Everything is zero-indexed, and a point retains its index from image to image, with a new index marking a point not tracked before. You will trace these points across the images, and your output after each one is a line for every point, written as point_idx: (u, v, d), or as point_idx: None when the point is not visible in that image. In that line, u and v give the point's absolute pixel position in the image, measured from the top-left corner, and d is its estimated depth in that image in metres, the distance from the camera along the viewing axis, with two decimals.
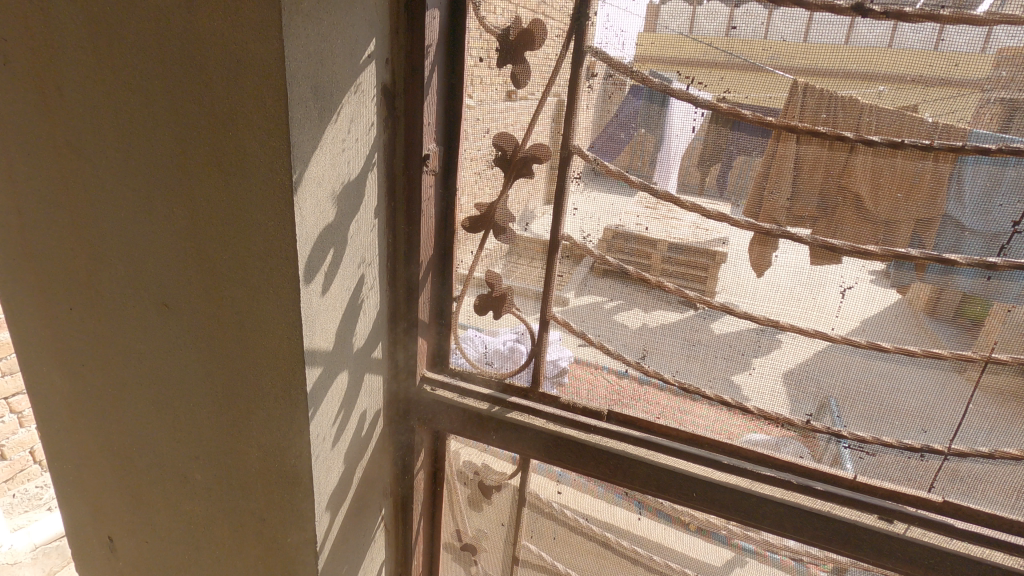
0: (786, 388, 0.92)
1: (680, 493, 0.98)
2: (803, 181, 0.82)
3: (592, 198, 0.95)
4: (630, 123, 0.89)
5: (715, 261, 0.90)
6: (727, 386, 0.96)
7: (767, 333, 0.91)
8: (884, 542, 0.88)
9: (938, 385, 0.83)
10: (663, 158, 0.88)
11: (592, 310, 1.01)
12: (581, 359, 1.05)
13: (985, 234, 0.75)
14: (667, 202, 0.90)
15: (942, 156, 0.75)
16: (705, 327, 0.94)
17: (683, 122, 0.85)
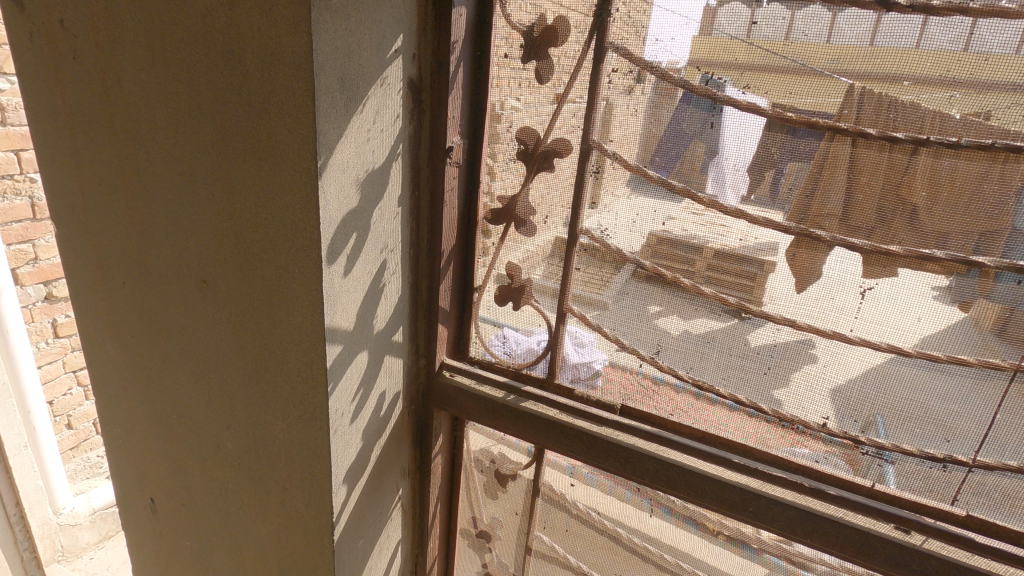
0: (833, 404, 0.90)
1: (688, 491, 0.97)
2: (820, 181, 0.82)
3: (636, 205, 0.95)
4: (682, 131, 0.88)
5: (764, 270, 0.89)
6: (741, 385, 0.96)
7: (804, 343, 0.90)
8: (900, 554, 0.84)
9: (965, 393, 0.81)
10: (718, 166, 0.87)
11: (634, 314, 1.01)
12: (616, 363, 1.06)
13: (1015, 235, 0.73)
14: (714, 209, 0.89)
15: (970, 153, 0.73)
16: (734, 332, 0.94)
17: (746, 128, 0.84)
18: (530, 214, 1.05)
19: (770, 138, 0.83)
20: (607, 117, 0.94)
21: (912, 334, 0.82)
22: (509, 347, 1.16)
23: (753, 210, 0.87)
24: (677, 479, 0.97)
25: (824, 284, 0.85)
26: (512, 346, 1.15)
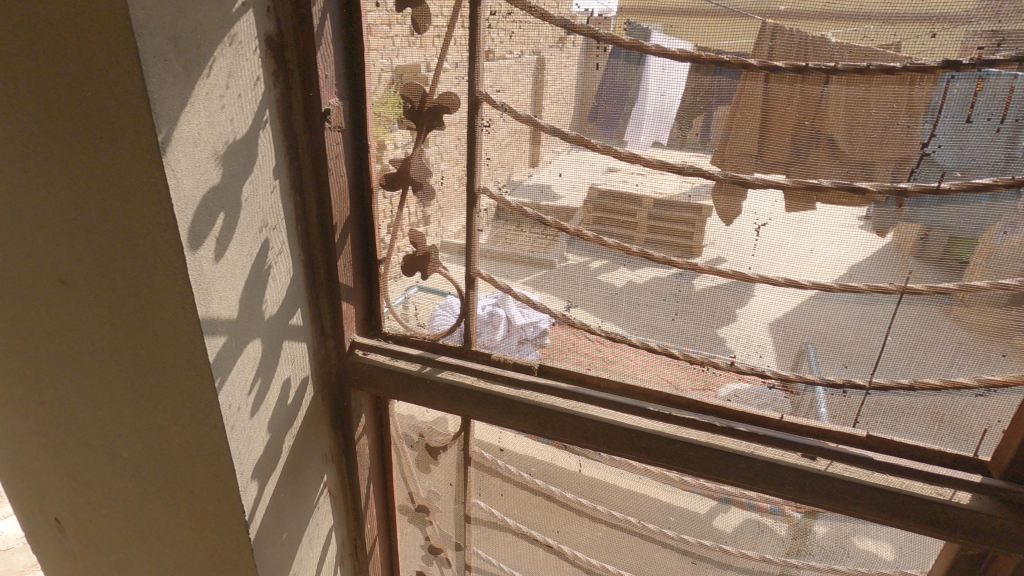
0: (773, 339, 0.89)
1: (607, 444, 0.96)
2: (711, 117, 0.80)
3: (577, 159, 0.89)
4: (611, 85, 0.84)
5: (702, 215, 0.87)
6: (654, 331, 0.96)
7: (739, 287, 0.88)
8: (807, 480, 0.87)
9: (857, 318, 0.84)
10: (642, 116, 0.83)
11: (580, 270, 0.96)
12: (561, 319, 1.02)
13: (895, 158, 0.74)
14: (637, 164, 0.86)
15: (848, 78, 0.73)
16: (678, 284, 0.91)
17: (670, 78, 0.81)
18: (426, 175, 1.00)
19: (656, 75, 0.81)
20: (496, 64, 0.90)
21: (808, 263, 0.83)
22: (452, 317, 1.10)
23: (690, 157, 0.83)
24: (596, 433, 0.96)
25: (716, 220, 0.86)
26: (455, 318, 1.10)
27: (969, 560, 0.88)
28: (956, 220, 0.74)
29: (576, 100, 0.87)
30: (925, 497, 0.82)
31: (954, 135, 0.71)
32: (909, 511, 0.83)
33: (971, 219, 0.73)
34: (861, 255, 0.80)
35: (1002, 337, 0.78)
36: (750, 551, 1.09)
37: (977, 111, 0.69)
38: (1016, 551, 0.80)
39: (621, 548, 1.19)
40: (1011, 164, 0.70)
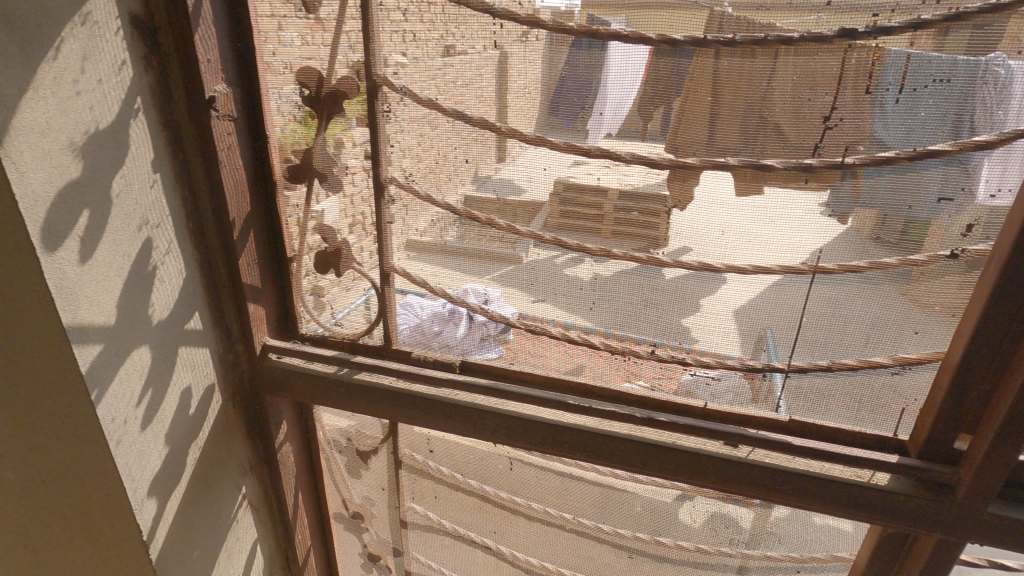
0: (738, 328, 0.85)
1: (529, 441, 0.93)
2: (612, 92, 0.79)
3: (534, 157, 0.85)
4: (573, 77, 0.80)
5: (666, 207, 0.83)
6: (600, 320, 0.93)
7: (708, 277, 0.84)
8: (729, 469, 0.84)
9: (775, 302, 0.82)
10: (602, 109, 0.80)
11: (546, 266, 0.91)
12: (528, 315, 0.96)
13: (798, 134, 0.73)
14: (572, 155, 0.84)
15: (747, 51, 0.72)
16: (646, 276, 0.87)
17: (629, 68, 0.77)
18: (331, 167, 0.94)
19: (560, 57, 0.80)
20: (398, 40, 0.85)
21: (722, 245, 0.81)
22: (413, 317, 1.03)
23: (647, 152, 0.80)
24: (517, 431, 0.92)
25: (624, 201, 0.84)
26: (416, 318, 1.03)
27: (892, 541, 0.87)
28: (915, 203, 0.72)
29: (481, 81, 0.84)
30: (845, 480, 0.81)
31: (855, 107, 0.70)
32: (833, 496, 0.81)
33: (876, 195, 0.73)
34: (785, 237, 0.79)
35: (914, 314, 0.77)
36: (685, 542, 1.06)
37: (876, 82, 0.68)
38: (934, 530, 0.79)
39: (559, 546, 1.16)
40: (912, 136, 0.69)
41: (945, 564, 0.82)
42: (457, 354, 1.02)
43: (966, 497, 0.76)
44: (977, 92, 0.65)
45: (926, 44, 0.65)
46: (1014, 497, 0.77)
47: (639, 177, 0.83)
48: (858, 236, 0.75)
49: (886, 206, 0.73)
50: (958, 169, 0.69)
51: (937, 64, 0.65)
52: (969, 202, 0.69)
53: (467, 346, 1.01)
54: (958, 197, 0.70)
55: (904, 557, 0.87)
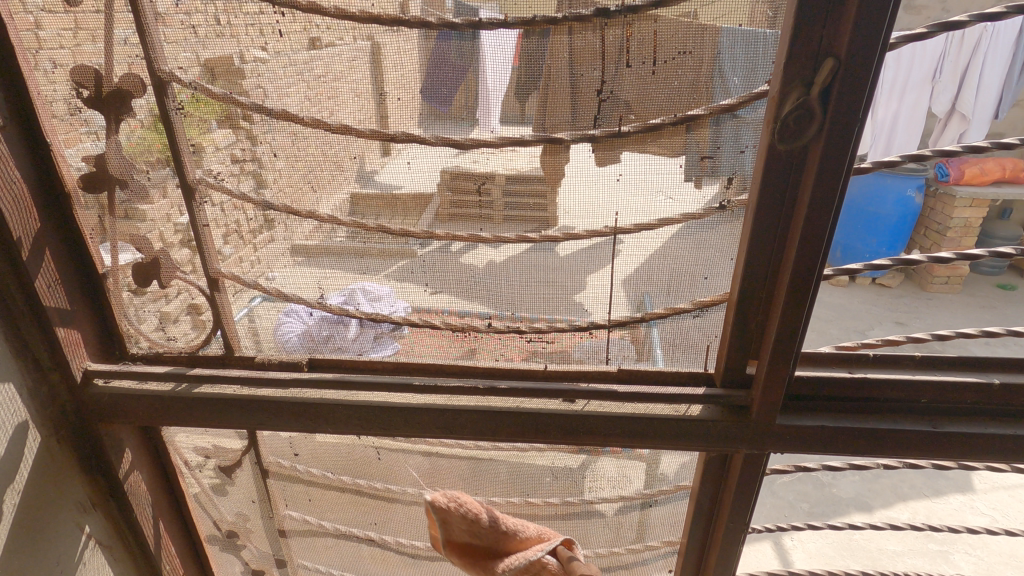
0: (627, 295, 0.90)
1: (383, 428, 0.95)
2: (406, 77, 0.81)
3: (423, 155, 0.85)
4: (448, 65, 0.80)
5: (554, 187, 0.86)
6: (492, 301, 0.94)
7: (606, 245, 0.88)
8: (568, 422, 0.91)
9: (584, 264, 0.90)
10: (484, 94, 0.80)
11: (442, 255, 0.92)
12: (423, 308, 0.96)
13: (581, 107, 0.79)
14: (379, 140, 0.85)
15: (519, 31, 0.77)
16: (541, 256, 0.91)
17: (503, 52, 0.78)
18: (129, 171, 0.88)
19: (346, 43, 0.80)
20: (163, 33, 0.79)
21: (532, 218, 0.89)
22: (299, 323, 1.00)
23: (513, 131, 0.83)
24: (371, 418, 0.94)
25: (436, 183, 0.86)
26: (302, 324, 0.99)
27: (716, 463, 0.99)
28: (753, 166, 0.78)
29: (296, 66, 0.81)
30: (665, 415, 0.90)
31: (621, 80, 0.77)
32: (657, 432, 0.90)
33: (699, 155, 0.79)
34: (658, 205, 0.84)
35: (706, 261, 0.86)
36: (551, 498, 1.13)
37: (633, 55, 0.75)
38: (740, 446, 0.91)
39: None
40: (673, 103, 0.77)
41: (756, 474, 0.95)
42: (353, 354, 1.01)
43: (758, 413, 0.88)
44: (715, 62, 0.74)
45: (665, 19, 0.72)
46: (795, 407, 0.91)
47: (438, 159, 0.85)
48: (644, 194, 0.83)
49: (734, 170, 0.80)
50: (713, 130, 0.78)
51: (679, 38, 0.73)
52: (726, 161, 0.79)
53: (362, 344, 1.01)
54: (716, 155, 0.79)
55: (728, 476, 0.98)
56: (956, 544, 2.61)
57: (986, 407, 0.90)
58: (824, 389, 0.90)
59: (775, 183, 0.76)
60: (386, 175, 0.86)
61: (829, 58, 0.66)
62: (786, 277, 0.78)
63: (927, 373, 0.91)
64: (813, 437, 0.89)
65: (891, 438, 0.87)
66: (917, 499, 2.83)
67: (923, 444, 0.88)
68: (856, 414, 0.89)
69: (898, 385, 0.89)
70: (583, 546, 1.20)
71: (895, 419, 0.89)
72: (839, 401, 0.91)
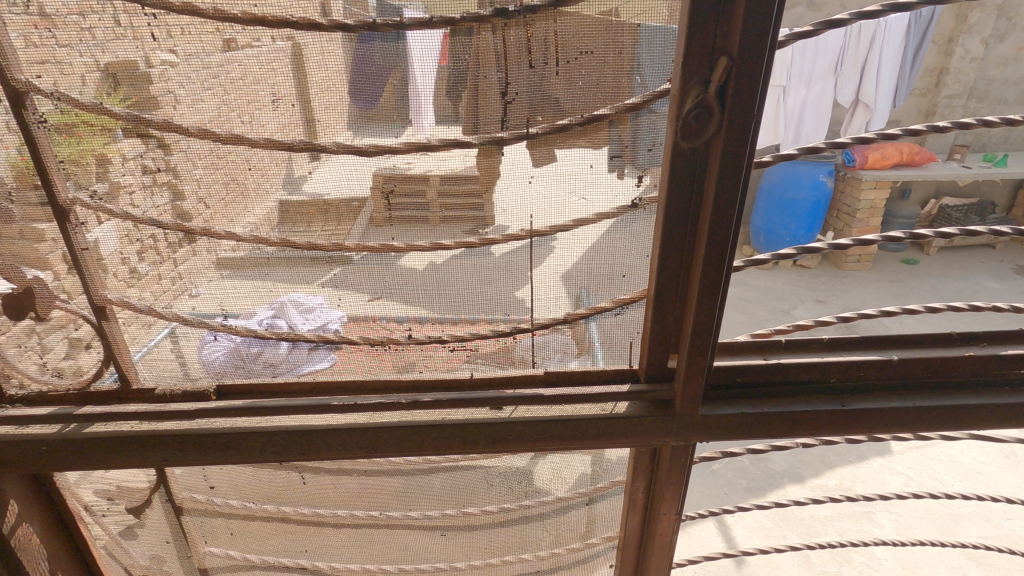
0: (567, 289, 0.89)
1: (302, 453, 0.89)
2: (300, 83, 0.74)
3: (341, 164, 0.81)
4: (373, 69, 0.75)
5: (490, 185, 0.82)
6: (432, 305, 0.90)
7: (541, 242, 0.86)
8: (495, 430, 0.89)
9: (502, 268, 0.87)
10: (414, 94, 0.75)
11: (376, 261, 0.88)
12: (357, 316, 0.91)
13: (487, 110, 0.77)
14: (277, 151, 0.80)
15: (416, 32, 0.73)
16: (479, 257, 0.88)
17: (431, 52, 0.74)
18: None
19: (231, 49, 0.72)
20: (36, 36, 0.69)
21: (446, 223, 0.86)
22: (226, 344, 0.92)
23: (444, 133, 0.79)
24: (286, 445, 0.88)
25: (341, 194, 0.82)
26: (230, 343, 0.92)
27: (645, 457, 1.00)
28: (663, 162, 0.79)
29: (212, 70, 0.73)
30: (592, 416, 0.89)
31: (525, 81, 0.75)
32: (587, 434, 0.89)
33: (621, 147, 0.79)
34: (581, 200, 0.83)
35: (624, 259, 0.86)
36: (488, 507, 1.11)
37: (536, 55, 0.73)
38: (666, 440, 0.92)
39: (375, 544, 1.16)
40: (580, 104, 0.77)
41: (683, 464, 0.97)
42: (290, 372, 0.95)
43: (681, 406, 0.89)
44: (618, 61, 0.73)
45: (564, 20, 0.71)
46: (716, 397, 0.93)
47: (367, 166, 0.81)
48: (557, 195, 0.83)
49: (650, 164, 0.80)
50: (619, 129, 0.78)
51: (581, 38, 0.72)
52: (636, 158, 0.79)
53: (298, 359, 0.95)
54: (624, 154, 0.79)
55: (657, 470, 1.00)
56: (878, 505, 2.80)
57: (886, 382, 0.95)
58: (742, 377, 0.93)
59: (682, 181, 0.77)
60: (311, 184, 0.81)
61: (722, 56, 0.67)
62: (698, 270, 0.80)
63: (833, 354, 0.96)
64: (734, 425, 0.91)
65: (805, 419, 0.91)
66: (843, 466, 3.02)
67: (835, 423, 0.91)
68: (772, 399, 0.92)
69: (808, 368, 0.93)
70: (525, 551, 1.18)
71: (808, 401, 0.92)
72: (756, 386, 0.94)
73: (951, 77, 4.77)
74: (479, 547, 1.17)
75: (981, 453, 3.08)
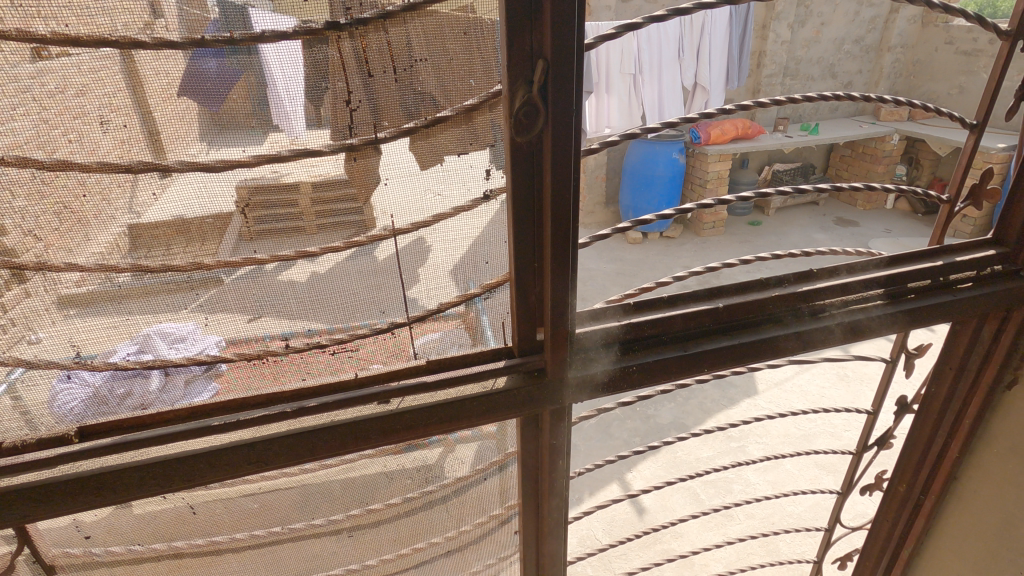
0: (452, 279, 0.95)
1: (188, 480, 0.89)
2: (110, 100, 0.70)
3: (191, 186, 0.78)
4: (226, 83, 0.73)
5: (374, 186, 0.85)
6: (321, 313, 0.91)
7: (420, 240, 0.91)
8: (383, 424, 0.94)
9: (367, 271, 0.90)
10: (277, 103, 0.75)
11: (256, 277, 0.86)
12: (236, 338, 0.88)
13: (332, 119, 0.79)
14: (103, 173, 0.75)
15: (248, 46, 0.72)
16: (366, 261, 0.90)
17: (289, 62, 0.74)
18: None
19: (7, 59, 0.66)
20: None
21: (306, 233, 0.85)
22: (83, 388, 0.85)
23: (322, 139, 0.80)
24: (169, 475, 0.87)
25: (181, 214, 0.78)
26: (89, 388, 0.85)
27: (530, 425, 1.10)
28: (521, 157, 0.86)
29: (21, 83, 0.68)
30: (472, 396, 0.97)
31: (366, 89, 0.79)
32: (470, 412, 0.97)
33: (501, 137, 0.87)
34: (453, 189, 0.89)
35: (483, 248, 0.94)
36: (392, 500, 1.14)
37: (373, 64, 0.78)
38: (544, 405, 1.02)
39: (281, 559, 1.14)
40: (420, 108, 0.82)
41: (561, 425, 1.08)
42: (168, 406, 0.90)
43: (552, 372, 1.00)
44: (450, 67, 0.81)
45: (392, 32, 0.77)
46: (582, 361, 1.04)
47: (229, 182, 0.79)
48: (416, 194, 0.88)
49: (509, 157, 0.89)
50: (497, 115, 0.86)
51: (414, 46, 0.78)
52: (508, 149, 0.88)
53: (171, 396, 0.90)
54: (501, 142, 0.87)
55: (541, 434, 1.10)
56: (749, 438, 3.19)
57: (717, 326, 1.12)
58: (602, 339, 1.05)
59: (523, 169, 0.87)
60: (162, 206, 0.77)
61: (539, 60, 0.78)
62: (548, 248, 0.90)
63: (675, 308, 1.10)
64: (599, 383, 1.03)
65: (653, 367, 1.06)
66: (718, 410, 3.39)
67: (679, 366, 1.07)
68: (627, 355, 1.06)
69: (654, 323, 1.07)
70: (434, 535, 1.23)
71: (656, 352, 1.07)
72: (615, 346, 1.06)
73: (769, 59, 5.45)
74: (387, 541, 1.20)
75: (823, 379, 3.61)
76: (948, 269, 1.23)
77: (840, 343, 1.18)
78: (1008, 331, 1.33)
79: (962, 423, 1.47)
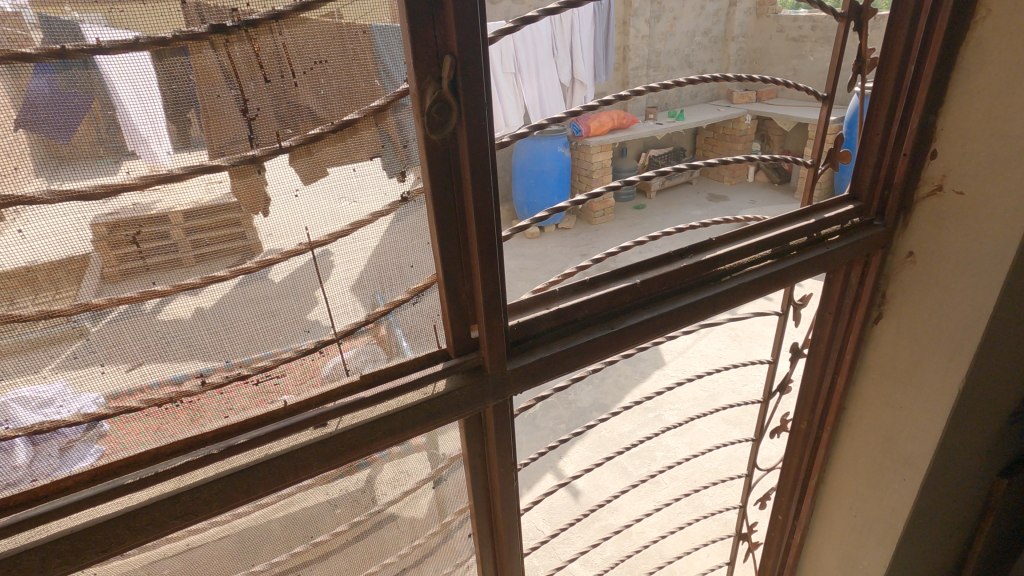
0: (376, 283, 0.91)
1: (104, 551, 0.78)
2: None
3: (57, 218, 0.67)
4: (64, 103, 0.64)
5: (281, 198, 0.79)
6: (216, 351, 0.82)
7: (338, 249, 0.87)
8: (323, 448, 0.89)
9: (261, 300, 0.83)
10: (129, 127, 0.67)
11: (128, 321, 0.75)
12: (113, 393, 0.77)
13: (228, 130, 0.72)
14: None
15: (121, 54, 0.64)
16: (258, 287, 0.82)
17: (135, 77, 0.65)
18: None
19: None
20: None
21: (183, 267, 0.76)
22: None
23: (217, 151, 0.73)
24: (79, 550, 0.76)
25: (49, 251, 0.68)
26: None
27: (473, 424, 1.09)
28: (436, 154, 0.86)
29: None
30: (415, 403, 0.95)
31: (263, 95, 0.73)
32: (415, 421, 0.95)
33: (393, 148, 0.85)
34: (369, 191, 0.86)
35: (407, 251, 0.92)
36: (338, 528, 1.08)
37: (269, 69, 0.72)
38: (486, 402, 1.02)
39: None
40: (325, 112, 0.78)
41: (505, 419, 1.09)
42: (65, 471, 0.78)
43: (491, 367, 1.00)
44: (355, 67, 0.78)
45: (287, 33, 0.72)
46: (517, 353, 1.05)
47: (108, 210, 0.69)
48: (330, 202, 0.83)
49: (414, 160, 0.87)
50: (385, 127, 0.83)
51: (310, 47, 0.74)
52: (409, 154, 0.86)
53: (53, 463, 0.77)
54: (408, 147, 0.85)
55: (486, 430, 1.10)
56: (664, 406, 3.40)
57: (637, 302, 1.18)
58: (533, 328, 1.06)
59: (440, 167, 0.87)
60: (29, 242, 0.66)
61: (446, 56, 0.79)
62: (474, 243, 0.91)
63: (597, 289, 1.14)
64: (537, 372, 1.05)
65: (585, 348, 1.09)
66: (633, 385, 3.58)
67: (608, 344, 1.12)
68: (559, 340, 1.09)
69: (580, 305, 1.11)
70: (387, 556, 1.18)
71: (586, 333, 1.11)
72: (546, 333, 1.08)
73: (632, 53, 5.86)
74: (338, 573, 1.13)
75: (719, 342, 3.93)
76: (820, 225, 1.39)
77: (743, 302, 1.29)
78: (870, 273, 1.53)
79: (845, 359, 1.67)
